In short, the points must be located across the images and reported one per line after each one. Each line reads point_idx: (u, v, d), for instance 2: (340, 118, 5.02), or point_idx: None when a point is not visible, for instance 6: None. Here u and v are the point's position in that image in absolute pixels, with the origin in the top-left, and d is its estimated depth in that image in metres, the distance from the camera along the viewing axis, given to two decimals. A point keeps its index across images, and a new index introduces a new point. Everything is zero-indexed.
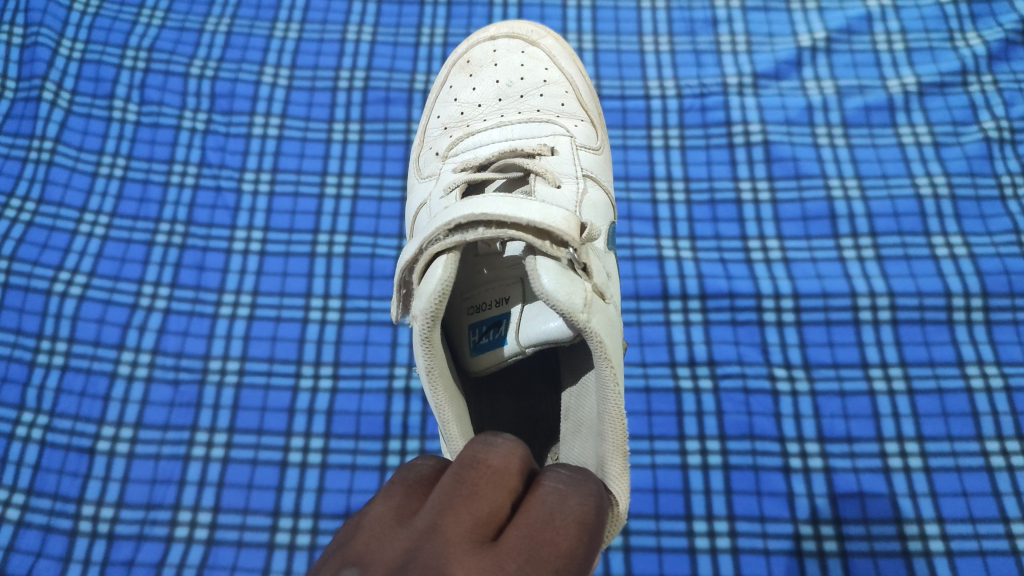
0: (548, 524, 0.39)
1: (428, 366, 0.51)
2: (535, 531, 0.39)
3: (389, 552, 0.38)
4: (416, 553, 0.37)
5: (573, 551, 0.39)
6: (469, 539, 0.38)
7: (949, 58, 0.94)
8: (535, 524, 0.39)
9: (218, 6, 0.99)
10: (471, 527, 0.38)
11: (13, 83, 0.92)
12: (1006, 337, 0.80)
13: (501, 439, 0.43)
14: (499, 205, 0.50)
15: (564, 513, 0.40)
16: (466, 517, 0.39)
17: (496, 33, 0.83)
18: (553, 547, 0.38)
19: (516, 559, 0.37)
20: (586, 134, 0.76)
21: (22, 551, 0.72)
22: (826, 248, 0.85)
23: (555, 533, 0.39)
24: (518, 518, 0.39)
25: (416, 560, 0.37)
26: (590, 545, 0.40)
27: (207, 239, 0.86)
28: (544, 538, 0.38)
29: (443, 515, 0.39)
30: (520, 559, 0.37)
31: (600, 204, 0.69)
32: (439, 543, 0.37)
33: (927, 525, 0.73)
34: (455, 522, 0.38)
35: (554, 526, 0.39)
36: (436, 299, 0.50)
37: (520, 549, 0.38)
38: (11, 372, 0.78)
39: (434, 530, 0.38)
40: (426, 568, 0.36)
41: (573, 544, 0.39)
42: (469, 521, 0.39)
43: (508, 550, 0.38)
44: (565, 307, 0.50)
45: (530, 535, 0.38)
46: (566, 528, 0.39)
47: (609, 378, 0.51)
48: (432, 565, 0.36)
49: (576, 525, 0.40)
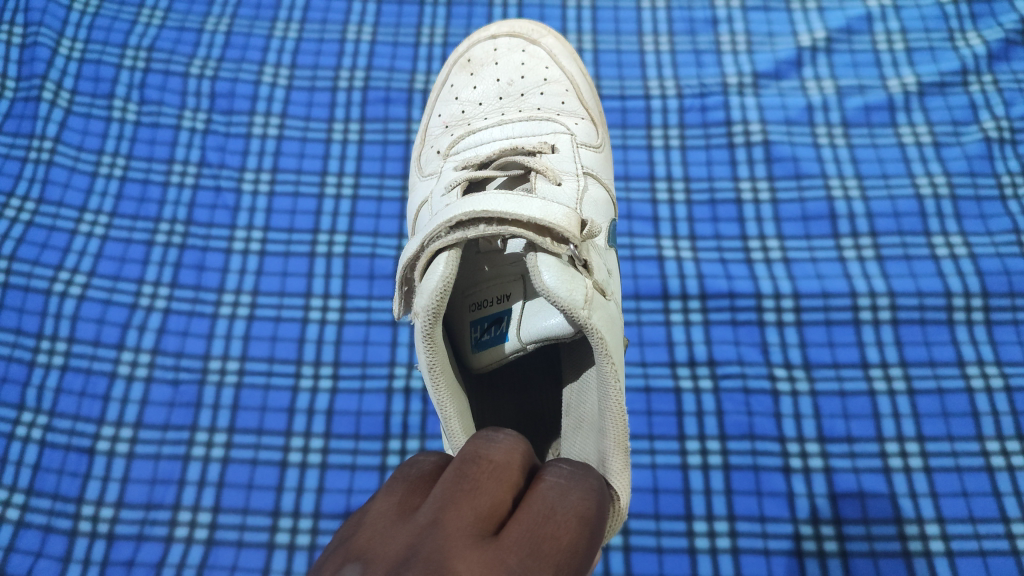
0: (549, 518, 0.39)
1: (429, 363, 0.51)
2: (536, 525, 0.39)
3: (391, 547, 0.37)
4: (418, 546, 0.37)
5: (575, 545, 0.39)
6: (471, 533, 0.38)
7: (949, 58, 0.94)
8: (536, 518, 0.39)
9: (218, 6, 0.99)
10: (472, 522, 0.38)
11: (13, 82, 0.92)
12: (1007, 337, 0.80)
13: (502, 436, 0.44)
14: (500, 203, 0.50)
15: (565, 507, 0.40)
16: (468, 512, 0.39)
17: (497, 32, 0.83)
18: (554, 540, 0.38)
19: (518, 553, 0.37)
20: (586, 132, 0.76)
21: (22, 550, 0.72)
22: (827, 248, 0.85)
23: (556, 526, 0.39)
24: (519, 513, 0.40)
25: (419, 553, 0.36)
26: (591, 540, 0.40)
27: (206, 239, 0.86)
28: (545, 532, 0.39)
29: (445, 510, 0.38)
30: (522, 553, 0.37)
31: (601, 201, 0.69)
32: (441, 536, 0.37)
33: (928, 525, 0.73)
34: (457, 516, 0.38)
35: (555, 520, 0.39)
36: (437, 294, 0.50)
37: (521, 542, 0.38)
38: (10, 372, 0.78)
39: (436, 524, 0.38)
40: (429, 561, 0.36)
41: (574, 538, 0.39)
42: (471, 516, 0.39)
43: (510, 544, 0.38)
44: (566, 304, 0.49)
45: (531, 529, 0.39)
46: (567, 522, 0.39)
47: (610, 375, 0.51)
48: (435, 558, 0.36)
49: (577, 519, 0.40)
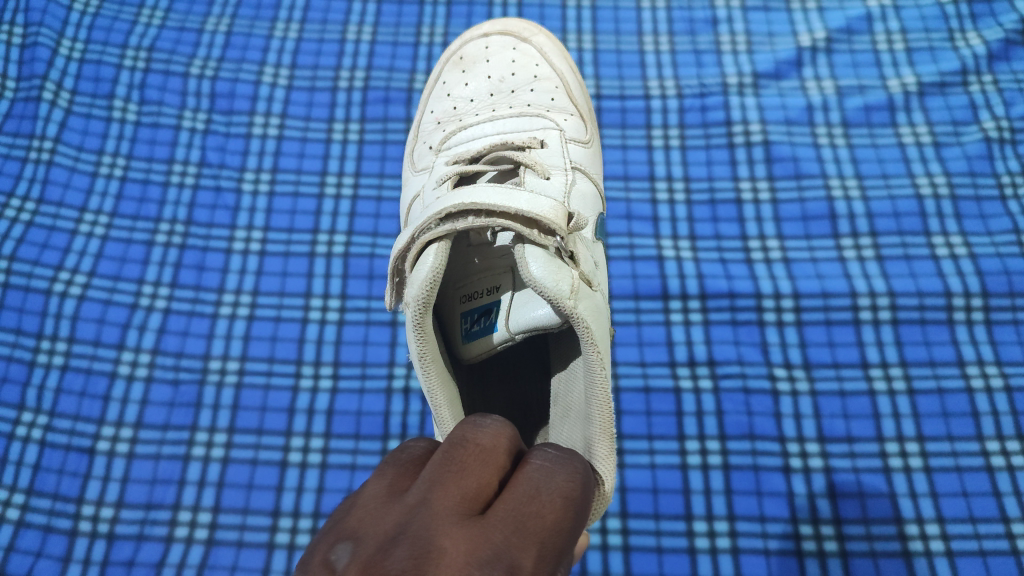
0: (534, 498, 0.39)
1: (420, 352, 0.52)
2: (521, 504, 0.38)
3: (381, 526, 0.37)
4: (406, 524, 0.36)
5: (559, 524, 0.38)
6: (457, 512, 0.37)
7: (949, 58, 0.94)
8: (521, 498, 0.38)
9: (218, 6, 0.99)
10: (459, 502, 0.37)
11: (13, 83, 0.92)
12: (1007, 337, 0.80)
13: (489, 420, 0.42)
14: (489, 195, 0.50)
15: (550, 488, 0.39)
16: (454, 492, 0.38)
17: (489, 30, 0.83)
18: (539, 519, 0.38)
19: (503, 530, 0.37)
20: (575, 128, 0.76)
21: (23, 550, 0.72)
22: (827, 248, 0.85)
23: (541, 506, 0.39)
24: (505, 493, 0.39)
25: (406, 531, 0.36)
26: (575, 520, 0.40)
27: (206, 239, 0.86)
28: (530, 511, 0.38)
29: (433, 490, 0.38)
30: (506, 530, 0.37)
31: (589, 195, 0.68)
32: (428, 515, 0.36)
33: (927, 525, 0.73)
34: (445, 496, 0.37)
35: (540, 500, 0.39)
36: (427, 285, 0.50)
37: (507, 520, 0.37)
38: (11, 372, 0.78)
39: (424, 504, 0.37)
40: (416, 538, 0.35)
41: (558, 518, 0.39)
42: (458, 496, 0.38)
43: (496, 523, 0.37)
44: (552, 294, 0.50)
45: (517, 508, 0.38)
46: (552, 502, 0.39)
47: (596, 364, 0.51)
48: (421, 536, 0.35)
49: (561, 500, 0.39)
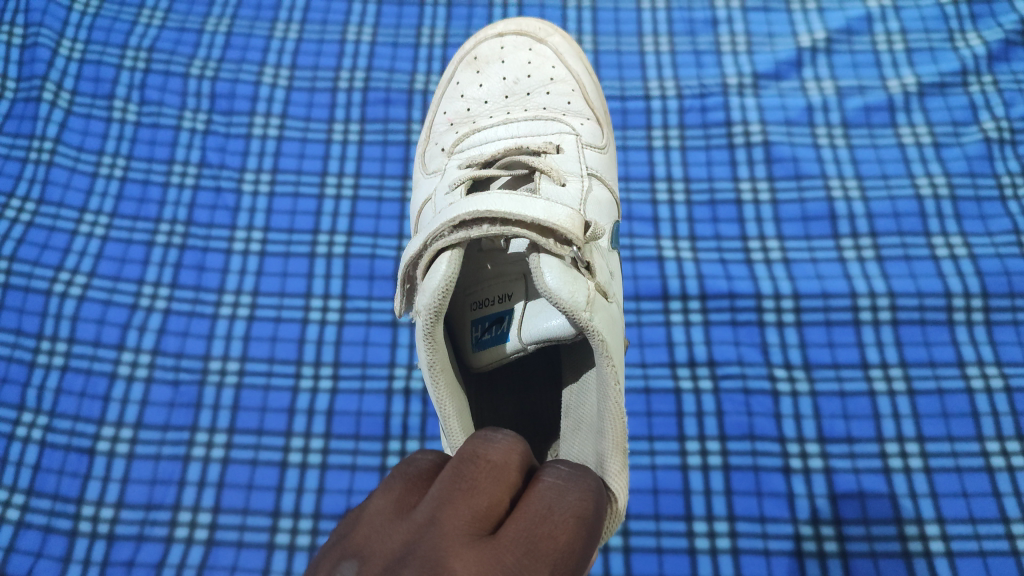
0: (547, 518, 0.38)
1: (430, 361, 0.51)
2: (533, 525, 0.38)
3: (388, 544, 0.37)
4: (415, 545, 0.36)
5: (572, 545, 0.38)
6: (466, 532, 0.37)
7: (949, 59, 0.94)
8: (533, 518, 0.38)
9: (218, 7, 0.99)
10: (468, 521, 0.38)
11: (13, 83, 0.92)
12: (1007, 337, 0.80)
13: (501, 435, 0.42)
14: (503, 203, 0.50)
15: (562, 507, 0.39)
16: (465, 511, 0.38)
17: (503, 29, 0.83)
18: (551, 541, 0.38)
19: (514, 552, 0.37)
20: (592, 133, 0.76)
21: (23, 551, 0.72)
22: (827, 249, 0.85)
23: (553, 527, 0.38)
24: (517, 513, 0.39)
25: (415, 552, 0.36)
26: (588, 539, 0.39)
27: (206, 240, 0.86)
28: (542, 532, 0.38)
29: (442, 509, 0.38)
30: (518, 552, 0.37)
31: (605, 201, 0.69)
32: (437, 535, 0.37)
33: (928, 526, 0.73)
34: (454, 515, 0.38)
35: (553, 521, 0.39)
36: (439, 293, 0.50)
37: (518, 542, 0.37)
38: (11, 372, 0.78)
39: (434, 522, 0.37)
40: (425, 560, 0.36)
41: (571, 538, 0.38)
42: (468, 515, 0.38)
43: (507, 544, 0.37)
44: (567, 305, 0.50)
45: (528, 529, 0.38)
46: (565, 523, 0.39)
47: (610, 377, 0.51)
48: (431, 557, 0.36)
49: (574, 520, 0.39)
